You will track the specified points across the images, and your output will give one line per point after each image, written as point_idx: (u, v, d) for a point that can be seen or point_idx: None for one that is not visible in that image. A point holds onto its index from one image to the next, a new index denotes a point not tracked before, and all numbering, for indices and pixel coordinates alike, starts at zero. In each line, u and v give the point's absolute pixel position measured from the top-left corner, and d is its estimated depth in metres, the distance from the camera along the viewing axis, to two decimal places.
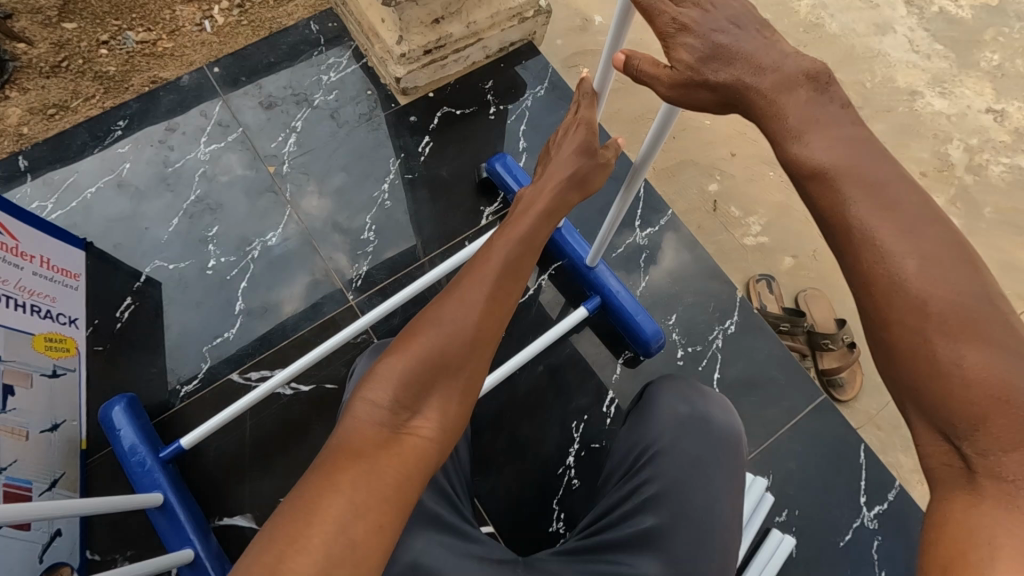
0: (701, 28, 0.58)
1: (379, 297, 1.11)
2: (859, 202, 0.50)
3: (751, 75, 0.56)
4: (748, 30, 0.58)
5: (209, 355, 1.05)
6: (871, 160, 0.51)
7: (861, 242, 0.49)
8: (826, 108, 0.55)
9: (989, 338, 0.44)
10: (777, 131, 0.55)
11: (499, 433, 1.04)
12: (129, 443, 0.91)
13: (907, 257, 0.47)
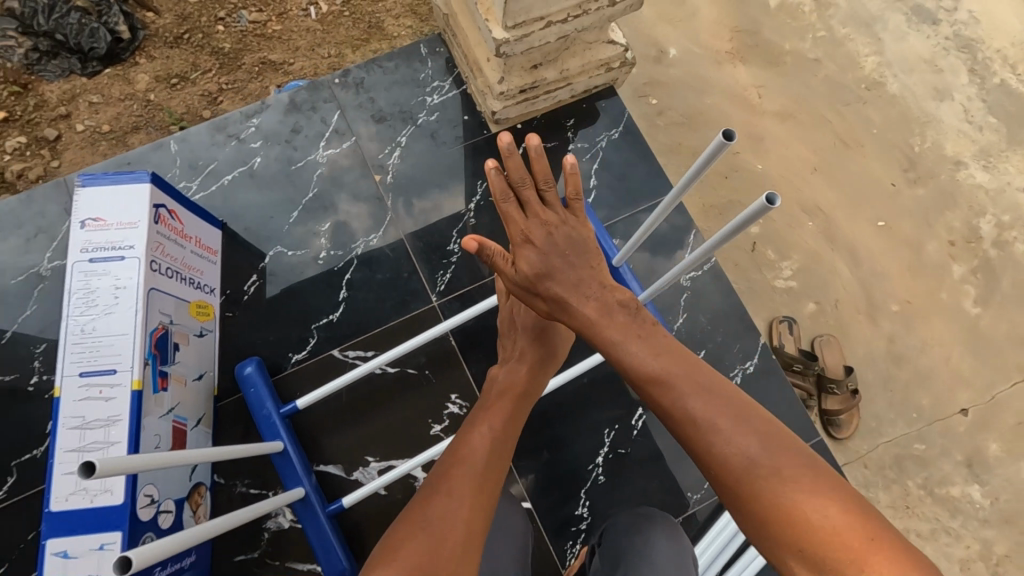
0: (541, 248, 0.92)
1: (457, 301, 1.32)
2: (686, 397, 0.74)
3: (578, 296, 0.89)
4: (577, 259, 0.92)
5: (315, 332, 1.28)
6: (667, 372, 0.78)
7: (699, 429, 0.71)
8: (639, 327, 0.85)
9: (818, 488, 0.64)
10: (604, 339, 0.85)
11: (543, 429, 1.27)
12: (257, 397, 1.15)
13: (732, 434, 0.69)
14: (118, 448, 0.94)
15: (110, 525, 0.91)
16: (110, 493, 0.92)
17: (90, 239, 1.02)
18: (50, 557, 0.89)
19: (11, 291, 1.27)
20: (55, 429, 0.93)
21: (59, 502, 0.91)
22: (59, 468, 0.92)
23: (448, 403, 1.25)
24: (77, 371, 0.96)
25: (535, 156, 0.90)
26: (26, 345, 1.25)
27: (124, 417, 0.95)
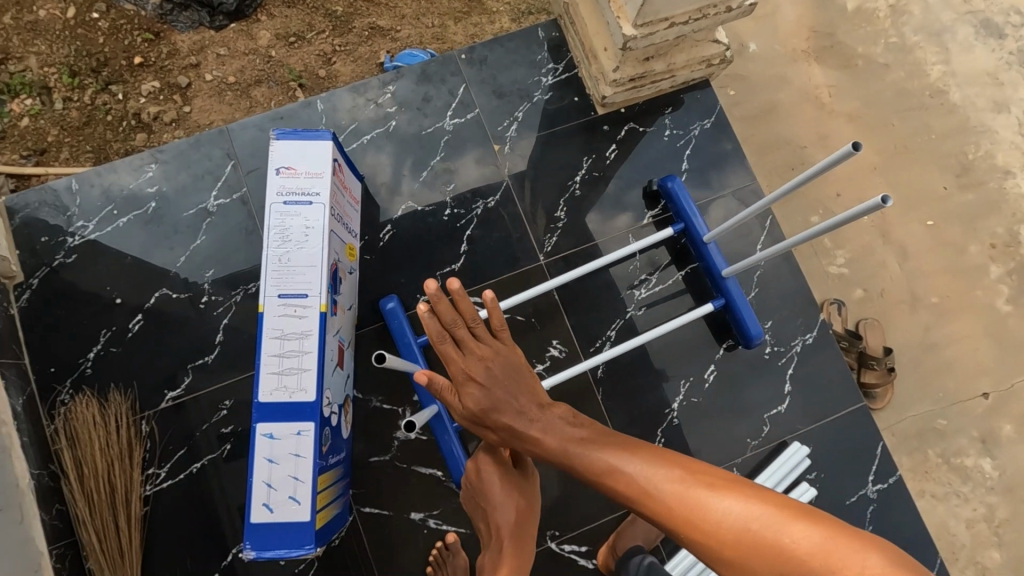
0: (479, 386, 1.16)
1: (562, 262, 1.53)
2: (632, 467, 1.00)
3: (522, 422, 1.15)
4: (508, 390, 1.17)
5: (440, 278, 1.49)
6: (610, 466, 1.04)
7: (651, 490, 0.96)
8: (574, 432, 1.12)
9: (750, 498, 0.87)
10: (559, 451, 1.11)
11: (629, 377, 1.48)
12: (398, 328, 1.37)
13: (671, 479, 0.96)
14: (310, 356, 1.16)
15: (305, 416, 1.14)
16: (304, 391, 1.14)
17: (283, 184, 1.21)
18: (259, 437, 1.12)
19: (183, 221, 1.48)
20: (260, 338, 1.15)
21: (264, 395, 1.13)
22: (264, 369, 1.15)
23: (549, 347, 1.47)
24: (276, 292, 1.17)
25: (462, 302, 1.14)
26: (197, 269, 1.46)
27: (313, 332, 1.16)
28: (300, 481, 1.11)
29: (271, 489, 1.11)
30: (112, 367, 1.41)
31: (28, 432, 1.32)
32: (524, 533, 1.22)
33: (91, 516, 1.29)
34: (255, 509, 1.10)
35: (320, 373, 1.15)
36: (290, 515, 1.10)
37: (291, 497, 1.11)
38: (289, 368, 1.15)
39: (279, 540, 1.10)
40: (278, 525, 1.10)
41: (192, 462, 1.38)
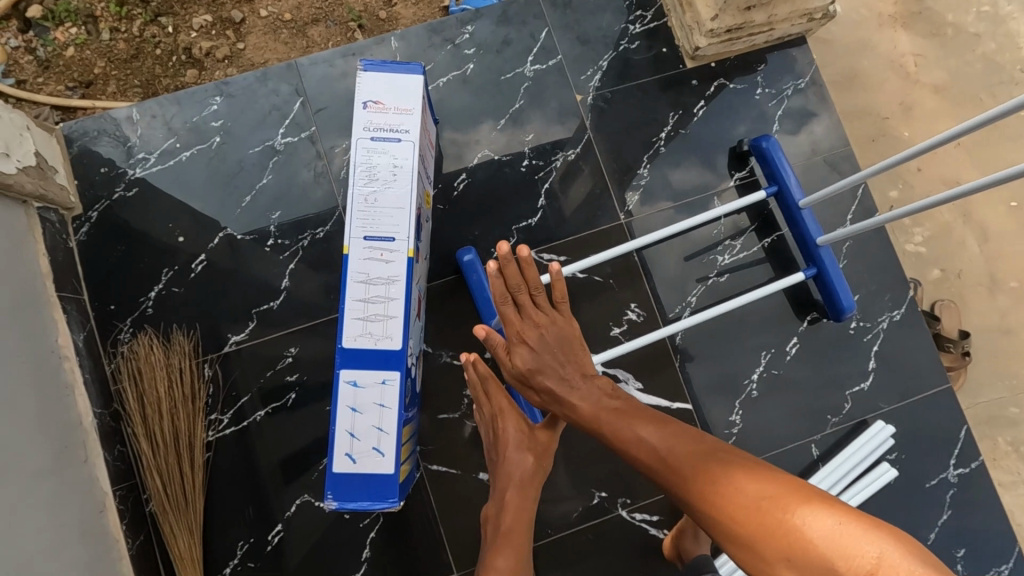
0: (530, 346, 0.99)
1: (641, 222, 1.47)
2: (651, 434, 0.88)
3: (564, 387, 0.98)
4: (557, 356, 0.99)
5: (515, 232, 1.43)
6: (626, 431, 0.90)
7: (670, 461, 0.84)
8: (605, 396, 0.96)
9: (779, 481, 0.73)
10: (580, 415, 0.96)
11: (707, 345, 1.42)
12: (477, 281, 1.30)
13: (692, 453, 0.83)
14: (397, 303, 1.10)
15: (391, 364, 1.08)
16: (390, 339, 1.09)
17: (372, 119, 1.13)
18: (343, 384, 1.07)
19: (248, 159, 1.42)
20: (345, 281, 1.09)
21: (349, 341, 1.08)
22: (348, 314, 1.09)
23: (627, 310, 1.44)
24: (362, 234, 1.10)
25: (528, 264, 0.98)
26: (263, 210, 1.41)
27: (401, 277, 1.10)
28: (385, 432, 1.06)
29: (354, 438, 1.06)
30: (174, 307, 1.36)
31: (90, 369, 1.27)
32: (526, 508, 1.11)
33: (154, 457, 1.25)
34: (337, 457, 1.05)
35: (407, 320, 1.10)
36: (373, 466, 1.06)
37: (374, 448, 1.06)
38: (374, 314, 1.09)
39: (361, 491, 1.06)
40: (361, 475, 1.05)
41: (256, 410, 1.34)
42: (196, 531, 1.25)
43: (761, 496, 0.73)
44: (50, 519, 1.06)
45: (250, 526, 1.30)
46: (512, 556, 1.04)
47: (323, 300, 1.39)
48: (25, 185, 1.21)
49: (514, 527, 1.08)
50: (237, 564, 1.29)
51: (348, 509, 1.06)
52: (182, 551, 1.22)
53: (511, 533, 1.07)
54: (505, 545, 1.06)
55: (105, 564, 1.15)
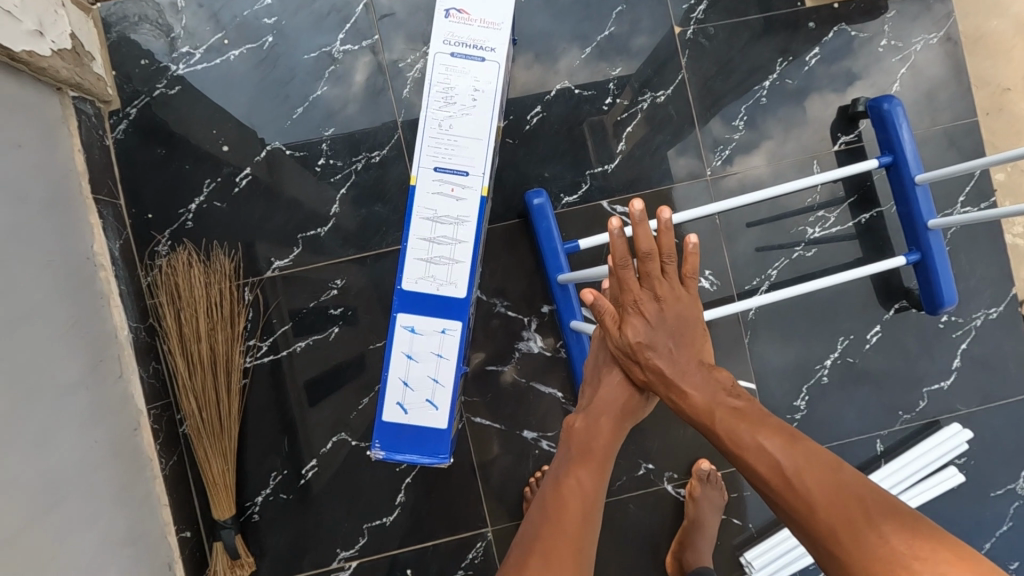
0: (648, 318, 0.88)
1: (729, 181, 1.33)
2: (770, 441, 0.73)
3: (679, 368, 0.86)
4: (673, 335, 0.88)
5: (588, 178, 1.30)
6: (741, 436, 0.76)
7: (791, 482, 0.69)
8: (716, 386, 0.84)
9: (938, 544, 0.60)
10: (686, 401, 0.84)
11: (780, 323, 1.31)
12: (546, 230, 1.18)
13: (826, 480, 0.68)
14: (465, 247, 0.99)
15: (452, 313, 0.99)
16: (455, 287, 0.99)
17: (452, 31, 0.98)
18: (399, 329, 0.99)
19: (301, 66, 1.28)
20: (410, 215, 0.98)
21: (409, 283, 0.99)
22: (410, 252, 0.99)
23: (699, 279, 1.33)
24: (432, 164, 0.98)
25: (664, 228, 0.83)
26: (316, 125, 1.28)
27: (473, 219, 0.98)
28: (440, 385, 0.99)
29: (407, 388, 0.99)
30: (215, 223, 1.27)
31: (126, 281, 1.19)
32: (617, 441, 0.93)
33: (190, 379, 1.18)
34: (388, 406, 0.98)
35: (474, 267, 0.99)
36: (426, 419, 0.99)
37: (428, 400, 0.99)
38: (439, 256, 0.99)
39: (410, 444, 0.99)
40: (412, 428, 0.99)
41: (297, 340, 1.27)
42: (230, 458, 1.21)
43: (913, 560, 0.60)
44: (83, 436, 1.01)
45: (284, 459, 1.26)
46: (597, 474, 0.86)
47: (374, 232, 1.28)
48: (59, 70, 1.09)
49: (601, 454, 0.90)
50: (269, 495, 1.25)
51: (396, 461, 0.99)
52: (215, 477, 1.18)
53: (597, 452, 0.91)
54: (590, 462, 0.89)
55: (139, 484, 1.11)
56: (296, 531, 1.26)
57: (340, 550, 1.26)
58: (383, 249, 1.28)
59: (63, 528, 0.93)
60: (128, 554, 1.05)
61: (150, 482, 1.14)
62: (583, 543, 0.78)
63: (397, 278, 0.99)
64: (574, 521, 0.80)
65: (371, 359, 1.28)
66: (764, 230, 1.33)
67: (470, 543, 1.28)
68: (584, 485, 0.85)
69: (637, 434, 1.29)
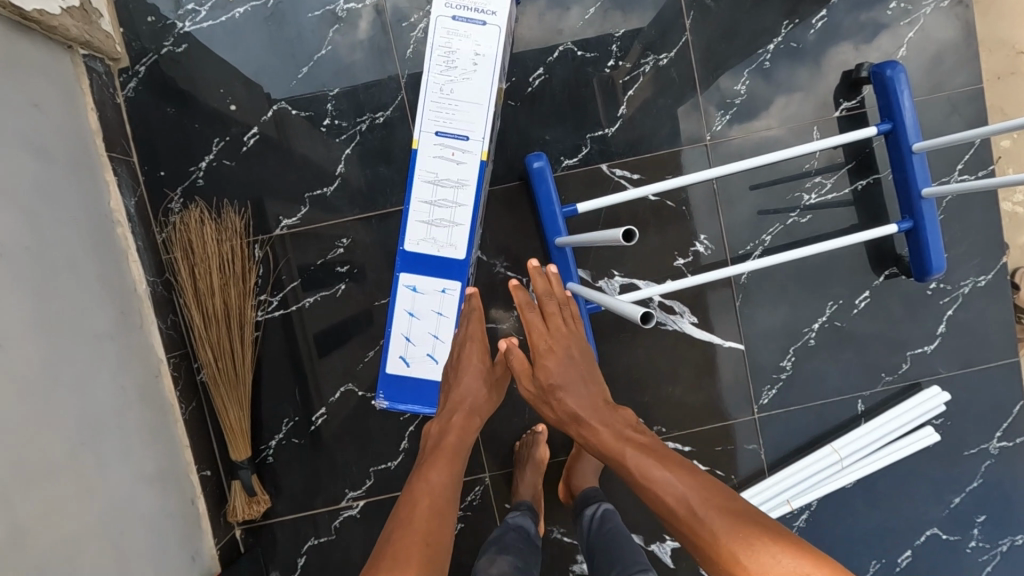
0: (557, 358, 1.02)
1: (729, 146, 1.34)
2: (675, 475, 0.84)
3: (586, 407, 0.98)
4: (577, 376, 1.01)
5: (589, 142, 1.32)
6: (642, 467, 0.87)
7: (696, 512, 0.80)
8: (622, 426, 0.95)
9: (822, 562, 0.71)
10: (598, 441, 0.94)
11: (772, 287, 1.35)
12: (545, 193, 1.21)
13: (724, 509, 0.79)
14: (466, 210, 1.03)
15: (453, 274, 1.04)
16: (455, 249, 1.04)
17: None
18: (402, 288, 1.05)
19: (306, 25, 1.28)
20: (411, 179, 1.02)
21: (410, 245, 1.04)
22: (412, 215, 1.03)
23: (695, 242, 1.36)
24: (434, 129, 1.01)
25: (554, 280, 1.10)
26: (321, 85, 1.30)
27: (473, 183, 1.02)
28: (441, 341, 1.05)
29: (409, 342, 1.05)
30: (225, 181, 1.31)
31: (142, 236, 1.24)
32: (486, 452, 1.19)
33: (206, 331, 1.25)
34: (392, 360, 1.05)
35: (474, 230, 1.03)
36: (427, 372, 1.06)
37: (430, 355, 1.05)
38: (440, 219, 1.03)
39: (413, 396, 1.06)
40: (414, 380, 1.06)
41: (306, 296, 1.33)
42: (246, 405, 1.29)
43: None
44: (113, 381, 1.09)
45: (296, 407, 1.34)
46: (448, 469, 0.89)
47: (379, 192, 1.32)
48: (70, 28, 1.11)
49: (450, 450, 0.93)
50: (282, 439, 1.34)
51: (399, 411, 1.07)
52: (232, 422, 1.27)
53: (450, 450, 0.93)
54: (440, 460, 0.91)
55: (165, 426, 1.20)
56: (306, 473, 1.35)
57: (348, 490, 1.36)
58: (388, 209, 1.32)
59: (100, 463, 1.01)
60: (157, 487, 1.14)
61: (173, 425, 1.22)
62: (439, 534, 0.80)
63: (400, 240, 1.04)
64: (425, 510, 0.82)
65: (376, 315, 1.34)
66: (760, 193, 1.36)
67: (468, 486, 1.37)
68: (434, 483, 0.87)
69: (628, 390, 1.36)
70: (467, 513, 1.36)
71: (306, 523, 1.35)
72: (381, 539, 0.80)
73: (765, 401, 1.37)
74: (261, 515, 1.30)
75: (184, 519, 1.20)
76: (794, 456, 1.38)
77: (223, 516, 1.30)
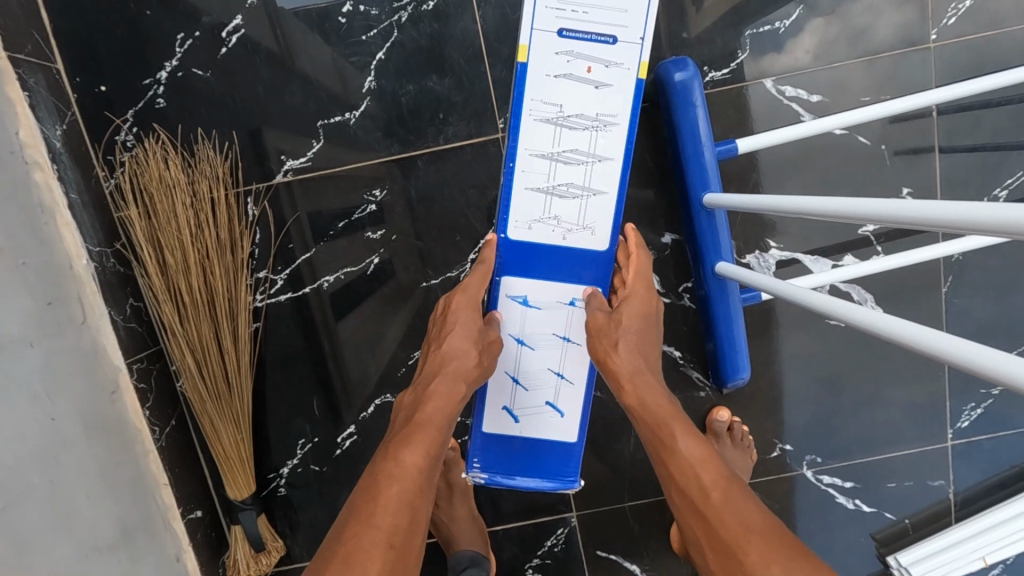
0: (638, 306, 0.75)
1: (959, 52, 0.89)
2: (707, 464, 0.62)
3: (645, 360, 0.73)
4: (647, 332, 0.75)
5: (749, 44, 0.89)
6: (680, 436, 0.65)
7: (717, 513, 0.58)
8: (666, 389, 0.72)
9: None
10: (636, 400, 0.70)
11: (999, 266, 0.93)
12: (690, 124, 0.79)
13: (755, 515, 0.57)
14: (607, 168, 0.73)
15: (586, 272, 0.77)
16: (590, 231, 0.76)
17: None
18: (507, 302, 0.78)
19: None
20: (520, 121, 0.72)
21: (520, 229, 0.75)
22: (523, 178, 0.74)
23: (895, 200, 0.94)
24: (557, 30, 0.69)
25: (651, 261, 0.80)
26: None
27: (619, 127, 0.72)
28: (567, 382, 0.80)
29: (519, 386, 0.80)
30: (198, 101, 0.87)
31: (77, 185, 0.83)
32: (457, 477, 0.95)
33: (180, 324, 0.86)
34: (494, 415, 0.81)
35: (620, 197, 0.74)
36: (542, 430, 0.81)
37: (549, 404, 0.81)
38: (566, 183, 0.74)
39: (523, 462, 0.82)
40: (524, 442, 0.82)
41: (322, 274, 0.93)
42: (246, 426, 0.91)
43: None
44: (35, 412, 0.70)
45: (314, 423, 0.97)
46: (425, 447, 0.65)
47: (427, 119, 0.89)
48: None
49: (426, 421, 0.68)
50: (297, 466, 0.98)
51: (502, 484, 0.82)
52: (227, 451, 0.89)
53: (430, 424, 0.68)
54: (413, 436, 0.66)
55: (125, 464, 0.83)
56: (331, 509, 0.99)
57: None
58: (441, 147, 0.90)
59: (20, 545, 0.64)
60: (123, 556, 0.78)
61: (142, 459, 0.86)
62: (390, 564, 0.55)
63: (503, 219, 0.75)
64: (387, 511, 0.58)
65: (425, 298, 0.94)
66: (1009, 113, 0.92)
67: (549, 529, 1.01)
68: (400, 465, 0.63)
69: (771, 403, 1.00)
70: (546, 562, 1.02)
71: None
72: (328, 543, 0.57)
73: (965, 425, 1.00)
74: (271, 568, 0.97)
75: None
76: (998, 496, 1.00)
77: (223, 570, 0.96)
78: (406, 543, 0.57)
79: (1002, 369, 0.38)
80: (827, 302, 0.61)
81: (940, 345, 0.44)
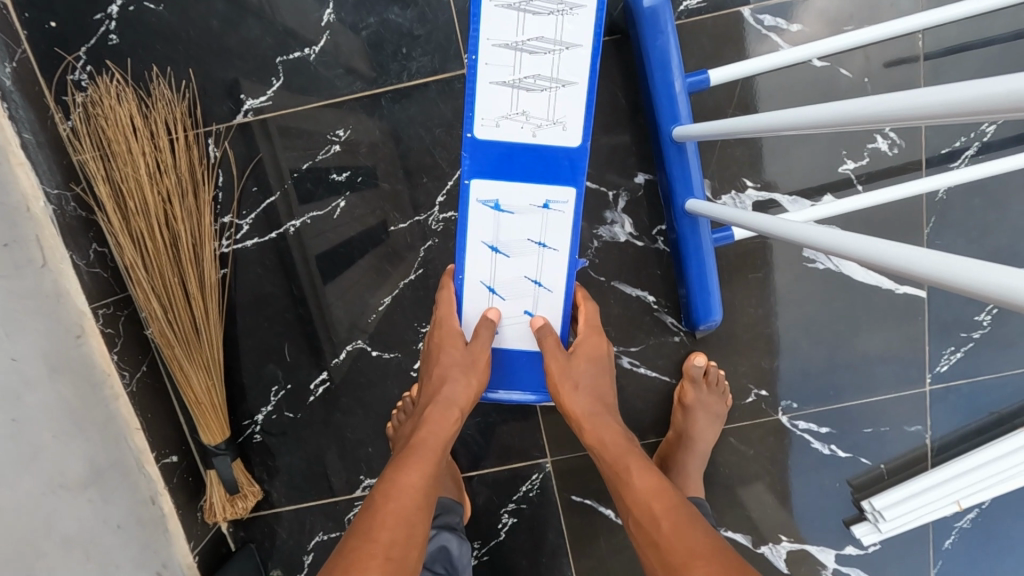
0: (590, 352, 0.77)
1: None
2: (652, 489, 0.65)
3: (600, 401, 0.75)
4: (600, 375, 0.77)
5: None
6: (631, 466, 0.68)
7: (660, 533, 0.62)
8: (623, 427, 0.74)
9: None
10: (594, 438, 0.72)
11: (986, 205, 0.90)
12: (659, 50, 0.76)
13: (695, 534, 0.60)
14: (575, 56, 0.68)
15: (560, 175, 0.72)
16: (561, 127, 0.70)
17: None
18: (477, 207, 0.73)
19: None
20: (480, 9, 0.67)
21: (486, 127, 0.70)
22: (488, 72, 0.69)
23: (877, 136, 0.90)
24: None
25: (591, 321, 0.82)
26: None
27: (586, 9, 0.67)
28: (547, 291, 0.76)
29: (495, 296, 0.76)
30: (152, 37, 0.86)
31: (32, 124, 0.81)
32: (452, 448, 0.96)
33: (143, 262, 0.84)
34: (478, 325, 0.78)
35: (592, 88, 0.69)
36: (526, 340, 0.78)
37: (528, 313, 0.77)
38: (534, 75, 0.68)
39: (505, 375, 0.80)
40: (505, 353, 0.79)
41: (285, 221, 0.92)
42: (216, 371, 0.91)
43: None
44: None
45: (287, 368, 0.96)
46: (425, 467, 0.66)
47: (391, 56, 0.86)
48: None
49: (424, 444, 0.69)
50: (271, 413, 0.98)
51: (488, 399, 0.81)
52: (198, 396, 0.89)
53: (424, 447, 0.69)
54: (410, 457, 0.67)
55: (95, 406, 0.83)
56: (306, 454, 0.99)
57: (363, 477, 0.99)
58: (405, 84, 0.87)
59: None
60: (94, 496, 0.79)
61: (113, 403, 0.86)
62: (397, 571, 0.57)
63: (468, 118, 0.70)
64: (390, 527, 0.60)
65: (393, 243, 0.92)
66: (1002, 49, 0.88)
67: (524, 474, 1.02)
68: (400, 483, 0.64)
69: (749, 348, 0.99)
70: (522, 507, 1.02)
71: (307, 522, 1.01)
72: (335, 553, 0.58)
73: (944, 369, 0.98)
74: (248, 512, 0.98)
75: (140, 529, 0.86)
76: (976, 442, 0.99)
77: (200, 513, 0.97)
78: (404, 557, 0.58)
79: (997, 283, 0.34)
80: (814, 232, 0.57)
81: (928, 264, 0.40)
